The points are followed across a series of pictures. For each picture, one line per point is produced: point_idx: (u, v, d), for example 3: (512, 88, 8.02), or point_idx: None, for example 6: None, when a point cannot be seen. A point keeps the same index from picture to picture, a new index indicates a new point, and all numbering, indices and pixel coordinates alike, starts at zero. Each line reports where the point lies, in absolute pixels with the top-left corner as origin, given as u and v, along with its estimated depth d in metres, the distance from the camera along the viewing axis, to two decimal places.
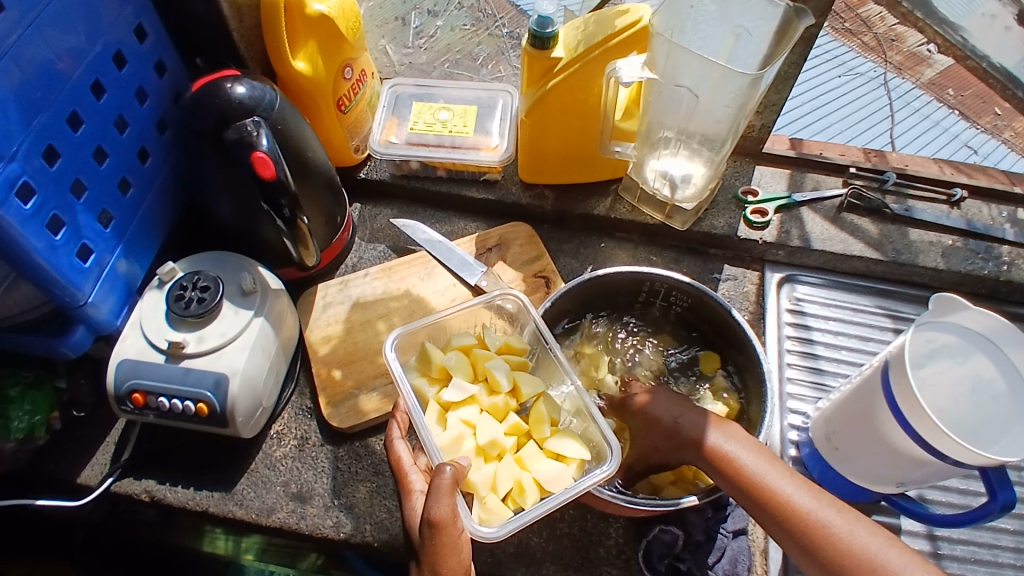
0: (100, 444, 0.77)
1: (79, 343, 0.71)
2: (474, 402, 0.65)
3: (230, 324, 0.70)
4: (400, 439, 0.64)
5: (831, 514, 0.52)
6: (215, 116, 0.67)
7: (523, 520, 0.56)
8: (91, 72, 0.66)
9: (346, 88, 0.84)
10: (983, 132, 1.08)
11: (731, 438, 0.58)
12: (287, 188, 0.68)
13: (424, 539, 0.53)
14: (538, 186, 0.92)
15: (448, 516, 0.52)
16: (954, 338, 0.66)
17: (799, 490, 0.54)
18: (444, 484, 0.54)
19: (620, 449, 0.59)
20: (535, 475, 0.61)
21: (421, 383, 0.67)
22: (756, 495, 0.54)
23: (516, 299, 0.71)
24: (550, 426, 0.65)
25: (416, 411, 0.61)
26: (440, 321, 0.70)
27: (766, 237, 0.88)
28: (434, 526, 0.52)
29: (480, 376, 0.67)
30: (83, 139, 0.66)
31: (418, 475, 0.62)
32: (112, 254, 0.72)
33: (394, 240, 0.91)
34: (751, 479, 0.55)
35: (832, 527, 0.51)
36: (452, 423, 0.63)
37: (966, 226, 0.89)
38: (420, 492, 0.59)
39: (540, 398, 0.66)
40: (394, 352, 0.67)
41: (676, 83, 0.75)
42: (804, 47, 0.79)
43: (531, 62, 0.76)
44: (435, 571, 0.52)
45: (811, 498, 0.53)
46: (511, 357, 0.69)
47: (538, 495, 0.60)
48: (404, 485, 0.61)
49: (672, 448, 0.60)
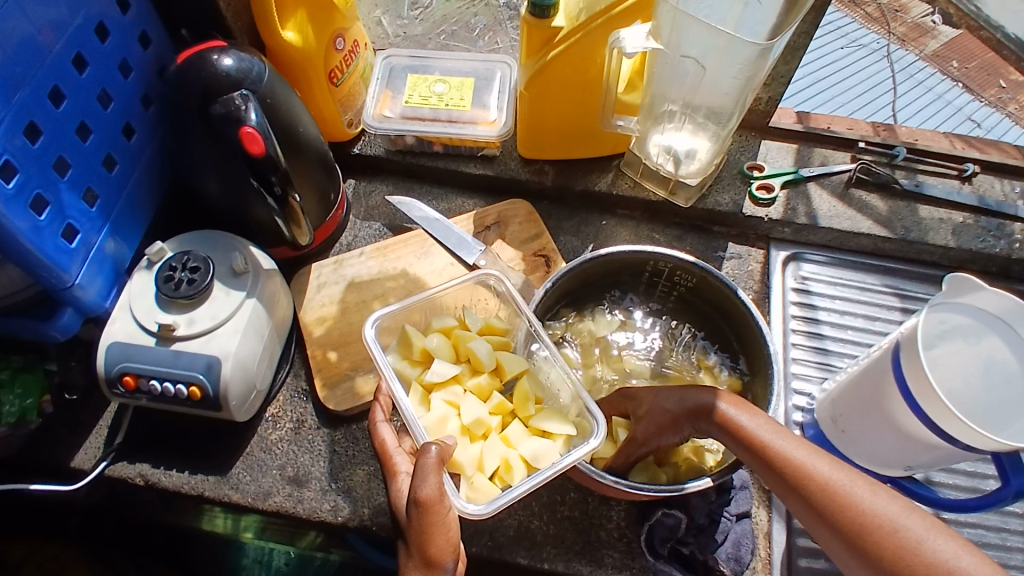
0: (92, 428, 0.75)
1: (67, 326, 0.69)
2: (457, 383, 0.64)
3: (221, 306, 0.68)
4: (384, 423, 0.63)
5: (849, 478, 0.50)
6: (201, 89, 0.64)
7: (513, 496, 0.55)
8: (72, 44, 0.63)
9: (338, 59, 0.81)
10: (986, 105, 1.04)
11: (743, 408, 0.56)
12: (277, 164, 0.65)
13: (411, 518, 0.51)
14: (537, 161, 0.89)
15: (435, 495, 0.51)
16: (966, 319, 0.64)
17: (814, 456, 0.52)
18: (430, 463, 0.53)
19: (606, 423, 0.59)
20: (522, 454, 0.60)
21: (403, 365, 0.65)
22: (772, 463, 0.52)
23: (501, 279, 0.69)
24: (534, 404, 0.64)
25: (398, 393, 0.60)
26: (428, 300, 0.68)
27: (772, 214, 0.86)
28: (421, 505, 0.51)
29: (461, 357, 0.66)
30: (65, 115, 0.64)
31: (404, 457, 0.60)
32: (98, 234, 0.69)
33: (390, 218, 0.88)
34: (765, 447, 0.53)
35: (847, 488, 0.49)
36: (435, 403, 0.62)
37: (978, 203, 0.87)
38: (406, 473, 0.58)
39: (523, 376, 0.65)
40: (373, 340, 0.64)
41: (683, 54, 0.72)
42: (816, 15, 0.76)
43: (531, 32, 0.72)
44: (424, 551, 0.50)
45: (827, 463, 0.51)
46: (493, 337, 0.67)
47: (527, 473, 0.59)
48: (389, 468, 0.59)
49: (683, 425, 0.59)
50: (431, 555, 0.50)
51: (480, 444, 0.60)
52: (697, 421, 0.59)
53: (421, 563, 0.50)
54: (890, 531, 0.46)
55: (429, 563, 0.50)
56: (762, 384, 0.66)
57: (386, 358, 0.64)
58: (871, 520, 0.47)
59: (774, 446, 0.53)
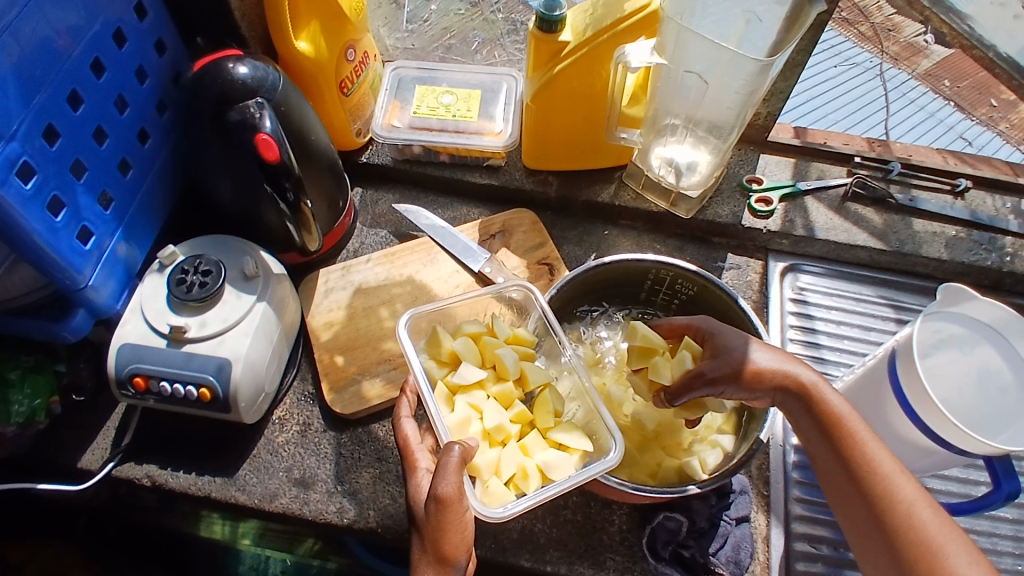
0: (100, 430, 0.76)
1: (79, 327, 0.70)
2: (480, 388, 0.65)
3: (232, 309, 0.69)
4: (407, 419, 0.64)
5: (924, 506, 0.53)
6: (216, 97, 0.66)
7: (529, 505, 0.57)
8: (90, 49, 0.65)
9: (349, 70, 0.83)
10: (978, 123, 1.08)
11: (831, 393, 0.60)
12: (290, 170, 0.67)
13: (430, 514, 0.53)
14: (542, 172, 0.91)
15: (454, 493, 0.53)
16: (960, 328, 0.67)
17: (900, 475, 0.55)
18: (451, 462, 0.54)
19: (623, 442, 0.60)
20: (539, 465, 0.61)
21: (430, 365, 0.66)
22: (847, 453, 0.56)
23: (524, 289, 0.70)
24: (554, 417, 0.64)
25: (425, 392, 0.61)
26: (451, 306, 0.70)
27: (770, 226, 0.88)
28: (440, 502, 0.52)
29: (487, 363, 0.67)
30: (82, 119, 0.65)
31: (424, 453, 0.61)
32: (112, 237, 0.71)
33: (396, 226, 0.90)
34: (846, 435, 0.57)
35: (920, 510, 0.52)
36: (463, 404, 0.63)
37: (971, 217, 0.89)
38: (426, 470, 0.59)
39: (546, 387, 0.65)
40: (407, 333, 0.67)
41: (686, 70, 0.75)
42: (815, 34, 0.78)
43: (538, 45, 0.75)
44: (438, 548, 0.52)
45: (910, 485, 0.54)
46: (519, 347, 0.68)
47: (541, 482, 0.60)
48: (409, 463, 0.60)
49: (760, 382, 0.61)
50: (445, 552, 0.52)
51: (498, 450, 0.61)
52: (786, 401, 0.61)
53: (435, 560, 0.53)
54: (947, 561, 0.50)
55: (442, 559, 0.52)
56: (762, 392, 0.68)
57: (416, 356, 0.65)
58: (933, 544, 0.51)
59: (858, 440, 0.57)
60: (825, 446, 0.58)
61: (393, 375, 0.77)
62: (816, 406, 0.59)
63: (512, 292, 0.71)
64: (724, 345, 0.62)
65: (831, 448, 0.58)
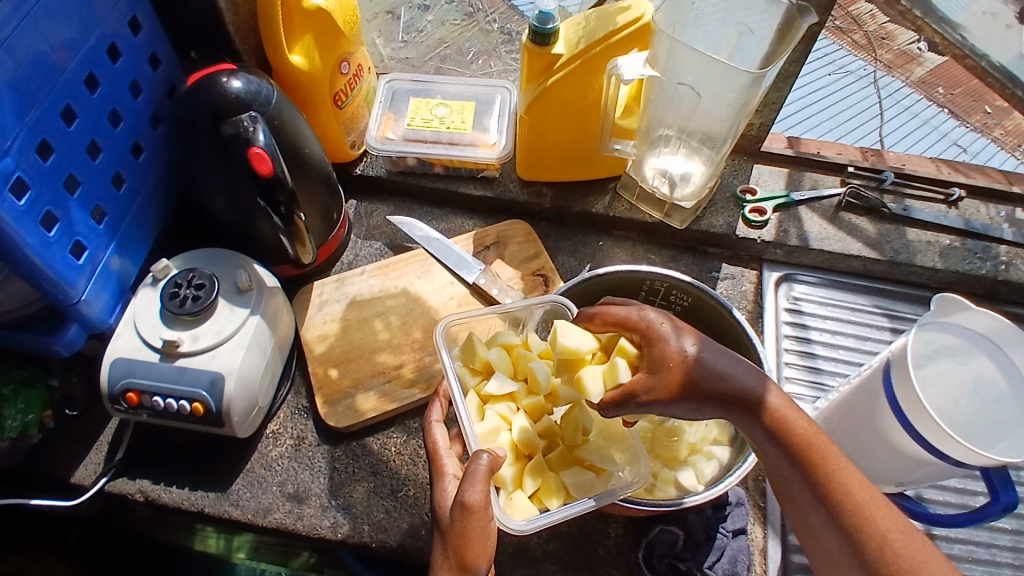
0: (93, 444, 0.75)
1: (72, 341, 0.69)
2: (512, 400, 0.65)
3: (226, 322, 0.69)
4: (437, 424, 0.64)
5: (898, 533, 0.48)
6: (210, 110, 0.66)
7: (551, 520, 0.57)
8: (84, 64, 0.65)
9: (343, 82, 0.83)
10: (972, 130, 1.08)
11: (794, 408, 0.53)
12: (284, 184, 0.67)
13: (454, 520, 0.53)
14: (536, 183, 0.91)
15: (480, 501, 0.53)
16: (954, 338, 0.66)
17: (876, 501, 0.49)
18: (479, 470, 0.54)
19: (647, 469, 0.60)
20: (564, 482, 0.61)
21: (463, 372, 0.66)
22: (818, 478, 0.51)
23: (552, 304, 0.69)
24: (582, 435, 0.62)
25: (456, 400, 0.62)
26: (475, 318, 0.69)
27: (764, 236, 0.88)
28: (465, 509, 0.53)
29: (520, 374, 0.66)
30: (76, 133, 0.65)
31: (452, 458, 0.61)
32: (105, 250, 0.71)
33: (391, 237, 0.90)
34: (817, 459, 0.51)
35: (893, 539, 0.48)
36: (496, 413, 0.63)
37: (964, 226, 0.89)
38: (452, 476, 0.59)
39: (575, 406, 0.62)
40: (443, 339, 0.67)
41: (678, 81, 0.76)
42: (807, 45, 0.78)
43: (531, 58, 0.75)
44: (460, 554, 0.52)
45: (886, 513, 0.49)
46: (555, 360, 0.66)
47: (565, 499, 0.61)
48: (437, 467, 0.60)
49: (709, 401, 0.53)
50: (465, 558, 0.52)
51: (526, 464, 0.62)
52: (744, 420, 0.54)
53: (455, 565, 0.52)
54: None
55: (463, 565, 0.52)
56: None
57: (449, 361, 0.65)
58: None
59: (829, 462, 0.51)
60: (791, 469, 0.52)
61: (388, 388, 0.77)
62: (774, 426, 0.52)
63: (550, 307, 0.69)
64: (665, 353, 0.53)
65: (797, 472, 0.51)
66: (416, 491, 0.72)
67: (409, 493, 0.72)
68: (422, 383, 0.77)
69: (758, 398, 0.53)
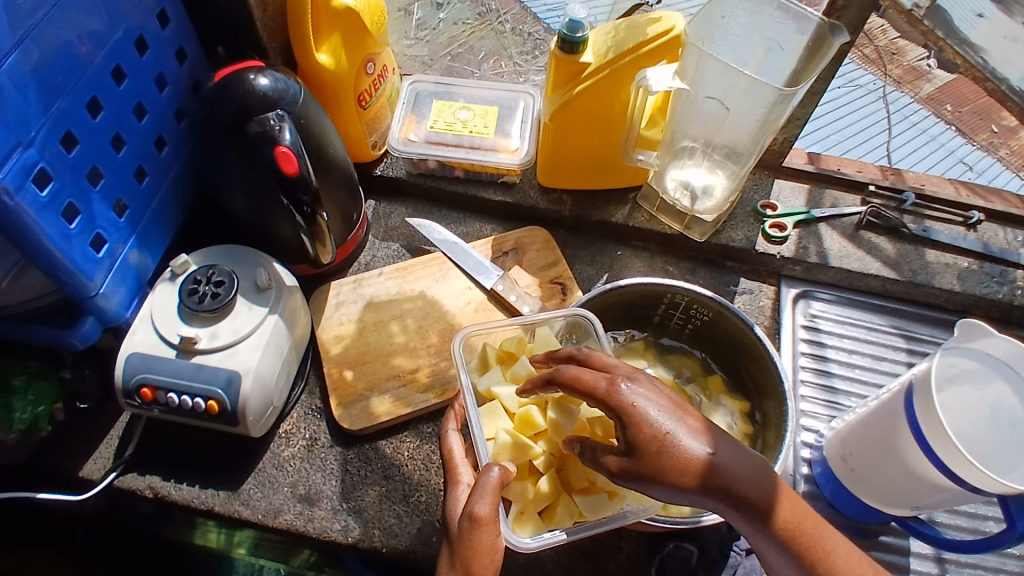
0: (103, 438, 0.75)
1: (87, 334, 0.69)
2: None
3: (244, 321, 0.68)
4: (453, 431, 0.63)
5: None
6: (237, 108, 0.65)
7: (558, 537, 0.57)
8: (111, 57, 0.64)
9: (368, 83, 0.82)
10: (979, 149, 1.07)
11: (768, 480, 0.52)
12: (308, 184, 0.66)
13: (462, 530, 0.53)
14: (556, 190, 0.91)
15: (488, 513, 0.53)
16: (974, 363, 0.66)
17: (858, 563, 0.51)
18: (490, 483, 0.54)
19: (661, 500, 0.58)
20: (575, 501, 0.60)
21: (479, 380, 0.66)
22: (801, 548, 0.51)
23: (578, 317, 0.68)
24: None
25: (470, 407, 0.62)
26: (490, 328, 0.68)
27: (784, 252, 0.87)
28: (473, 520, 0.53)
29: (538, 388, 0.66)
30: (101, 126, 0.65)
31: (467, 468, 0.61)
32: (124, 244, 0.70)
33: (408, 239, 0.90)
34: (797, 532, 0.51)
35: None
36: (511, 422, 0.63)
37: (982, 249, 0.89)
38: (467, 484, 0.59)
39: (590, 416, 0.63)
40: (460, 350, 0.66)
41: (706, 95, 0.76)
42: (835, 64, 0.78)
43: (558, 65, 0.75)
44: (467, 565, 0.52)
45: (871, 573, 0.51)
46: None
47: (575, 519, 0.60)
48: (451, 476, 0.60)
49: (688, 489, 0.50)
50: (471, 568, 0.52)
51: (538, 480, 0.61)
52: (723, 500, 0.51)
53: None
54: None
55: None
56: (776, 419, 0.68)
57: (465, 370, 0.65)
58: None
59: (808, 531, 0.51)
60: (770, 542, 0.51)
61: (403, 392, 0.76)
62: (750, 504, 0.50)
63: (576, 319, 0.68)
64: (643, 434, 0.50)
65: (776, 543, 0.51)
66: (428, 496, 0.72)
67: (421, 498, 0.72)
68: (437, 388, 0.76)
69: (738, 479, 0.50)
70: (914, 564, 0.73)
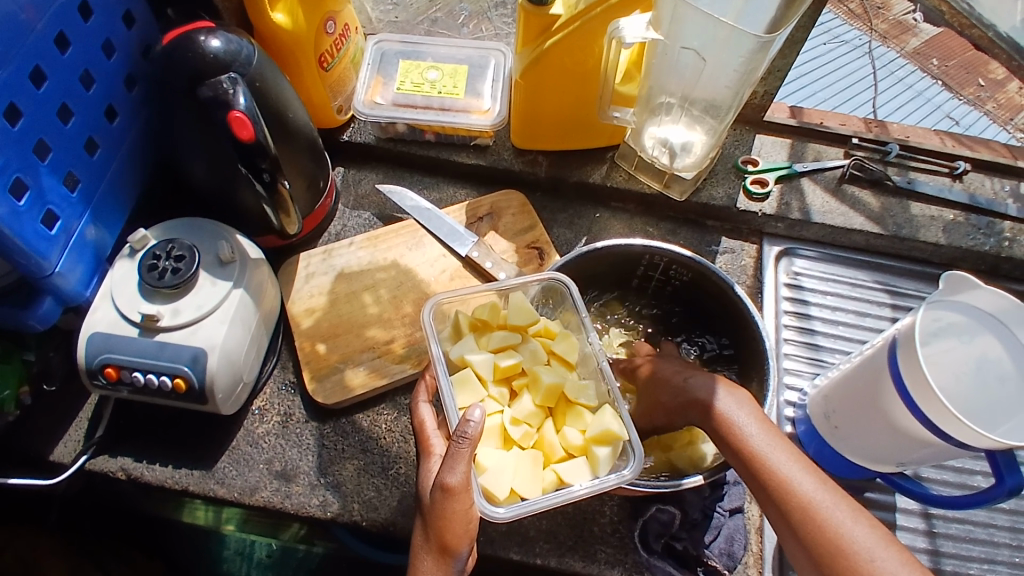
0: (73, 420, 0.73)
1: (46, 315, 0.66)
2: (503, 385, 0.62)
3: (207, 296, 0.66)
4: (425, 404, 0.62)
5: (833, 503, 0.50)
6: (188, 73, 0.62)
7: (532, 507, 0.54)
8: (54, 22, 0.60)
9: (329, 43, 0.79)
10: (965, 103, 1.04)
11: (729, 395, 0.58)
12: (266, 150, 0.63)
13: (435, 502, 0.51)
14: (531, 152, 0.88)
15: (461, 483, 0.51)
16: (960, 317, 0.65)
17: (801, 472, 0.52)
18: (462, 451, 0.51)
19: (644, 457, 0.56)
20: (555, 470, 0.58)
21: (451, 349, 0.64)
22: (799, 523, 0.50)
23: (556, 283, 0.66)
24: (578, 413, 0.60)
25: (440, 375, 0.59)
26: (464, 295, 0.66)
27: (765, 209, 0.85)
28: (446, 491, 0.51)
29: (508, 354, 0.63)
30: (46, 96, 0.61)
31: (439, 438, 0.59)
32: (79, 220, 0.67)
33: (380, 207, 0.87)
34: (802, 509, 0.50)
35: (820, 507, 0.50)
36: (485, 392, 0.60)
37: (969, 201, 0.87)
38: (439, 456, 0.57)
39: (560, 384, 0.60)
40: (431, 320, 0.64)
41: (683, 45, 0.71)
42: (816, 10, 0.75)
43: (527, 19, 0.72)
44: (440, 538, 0.51)
45: (813, 481, 0.52)
46: (547, 343, 0.64)
47: (555, 486, 0.57)
48: (425, 448, 0.59)
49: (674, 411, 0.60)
50: (446, 541, 0.51)
51: (516, 452, 0.59)
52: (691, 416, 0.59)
53: (436, 548, 0.51)
54: (863, 558, 0.47)
55: (444, 548, 0.51)
56: (757, 379, 0.67)
57: (438, 342, 0.63)
58: (839, 538, 0.49)
59: (812, 510, 0.50)
60: (777, 515, 0.52)
61: (378, 363, 0.74)
62: (765, 470, 0.53)
63: (551, 283, 0.67)
64: (686, 384, 0.59)
65: (781, 516, 0.51)
66: (407, 468, 0.70)
67: (400, 471, 0.70)
68: (413, 359, 0.75)
69: (755, 443, 0.54)
70: (900, 520, 0.72)
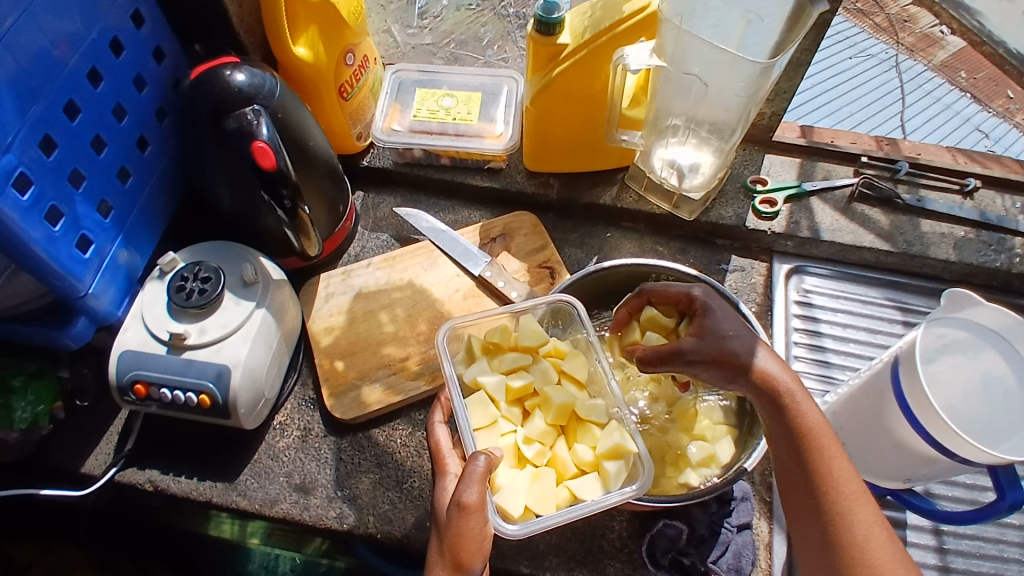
0: (103, 435, 0.76)
1: (80, 334, 0.70)
2: (517, 406, 0.64)
3: (231, 316, 0.69)
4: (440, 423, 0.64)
5: (879, 537, 0.51)
6: (214, 105, 0.66)
7: (545, 524, 0.56)
8: (87, 58, 0.65)
9: (348, 74, 0.83)
10: (995, 115, 1.05)
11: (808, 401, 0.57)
12: (287, 177, 0.67)
13: (450, 519, 0.54)
14: (543, 174, 0.90)
15: (477, 501, 0.53)
16: (965, 334, 0.65)
17: (858, 499, 0.53)
18: (477, 470, 0.54)
19: (653, 472, 0.57)
20: (567, 486, 0.60)
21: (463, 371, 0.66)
22: (841, 543, 0.51)
23: (567, 307, 0.68)
24: (588, 432, 0.62)
25: (454, 395, 0.62)
26: (477, 321, 0.68)
27: (775, 228, 0.87)
28: (461, 508, 0.53)
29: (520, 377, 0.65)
30: (80, 129, 0.65)
31: (455, 458, 0.62)
32: (112, 244, 0.71)
33: (397, 229, 0.90)
34: (851, 535, 0.51)
35: (868, 538, 0.51)
36: (498, 412, 0.63)
37: (979, 217, 0.87)
38: (454, 474, 0.60)
39: (570, 403, 0.62)
40: (445, 343, 0.66)
41: (686, 71, 0.74)
42: (817, 33, 0.77)
43: (537, 49, 0.74)
44: (454, 554, 0.52)
45: (868, 512, 0.52)
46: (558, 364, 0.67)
47: (569, 501, 0.59)
48: (440, 467, 0.61)
49: (743, 378, 0.58)
50: (460, 557, 0.52)
51: (529, 471, 0.60)
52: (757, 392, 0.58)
53: (450, 563, 0.52)
54: None
55: (458, 564, 0.52)
56: None
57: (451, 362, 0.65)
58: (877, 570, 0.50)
59: (857, 533, 0.51)
60: (817, 528, 0.53)
61: (393, 380, 0.77)
62: (829, 485, 0.53)
63: (559, 305, 0.69)
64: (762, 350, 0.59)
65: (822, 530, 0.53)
66: (420, 482, 0.73)
67: (415, 484, 0.73)
68: (427, 375, 0.77)
69: (825, 457, 0.54)
70: (911, 537, 0.72)
